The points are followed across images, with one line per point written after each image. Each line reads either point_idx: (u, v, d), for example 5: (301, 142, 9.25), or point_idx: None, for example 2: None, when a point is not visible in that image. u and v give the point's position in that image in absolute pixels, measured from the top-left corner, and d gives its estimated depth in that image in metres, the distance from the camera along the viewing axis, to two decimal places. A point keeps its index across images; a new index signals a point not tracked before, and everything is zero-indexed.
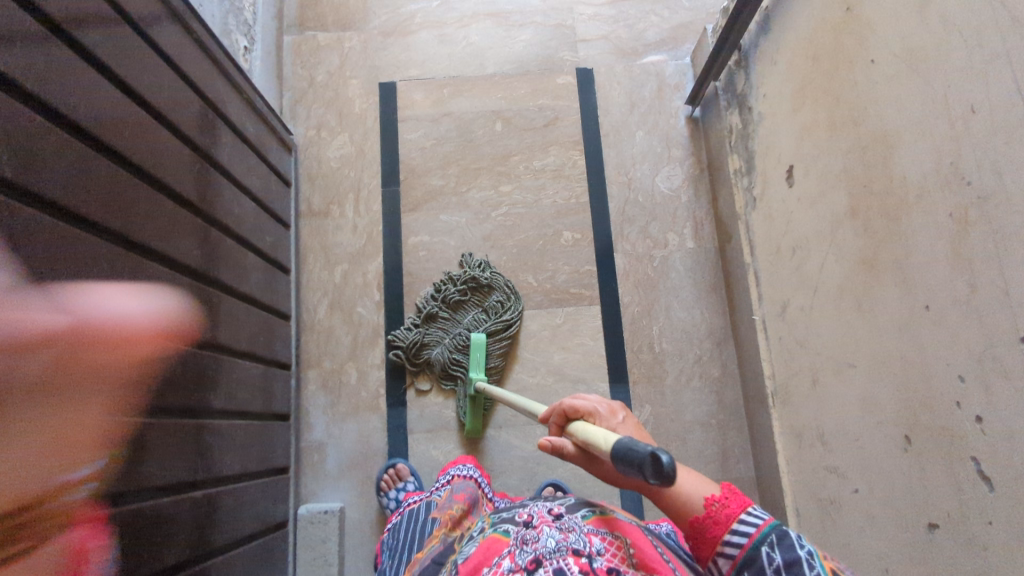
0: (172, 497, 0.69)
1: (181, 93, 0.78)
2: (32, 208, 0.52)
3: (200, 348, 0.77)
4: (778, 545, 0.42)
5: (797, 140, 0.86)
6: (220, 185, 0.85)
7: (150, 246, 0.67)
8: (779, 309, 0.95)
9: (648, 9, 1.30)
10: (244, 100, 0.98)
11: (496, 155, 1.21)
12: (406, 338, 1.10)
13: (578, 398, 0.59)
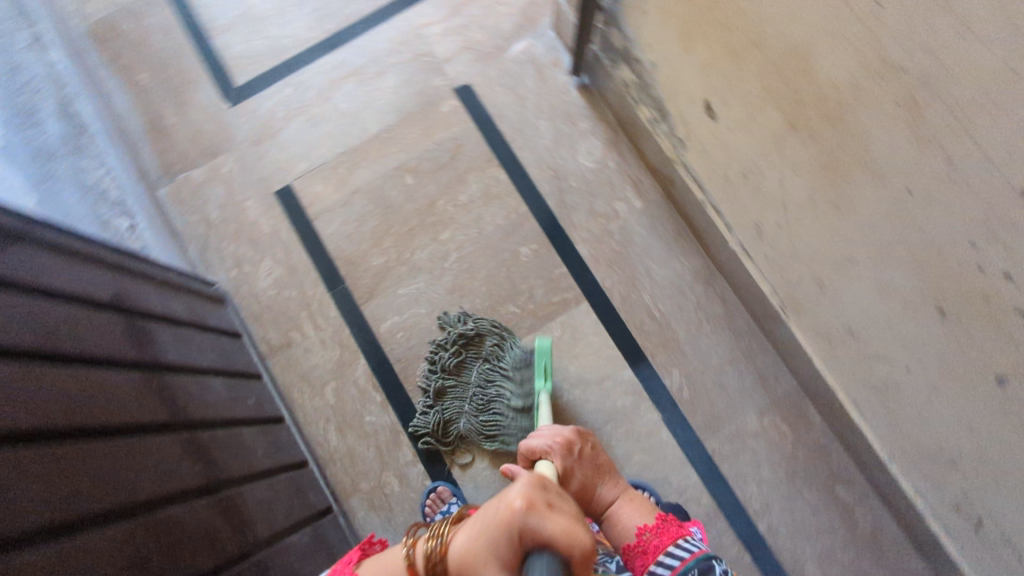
0: None
1: (111, 318, 0.71)
2: (35, 549, 0.45)
3: (250, 558, 0.72)
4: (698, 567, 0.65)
5: (701, 76, 0.85)
6: (185, 386, 0.78)
7: (154, 500, 0.61)
8: (753, 231, 0.95)
9: (491, 3, 1.27)
10: (162, 283, 0.91)
11: (421, 207, 1.18)
12: (427, 424, 1.05)
13: (541, 446, 0.78)
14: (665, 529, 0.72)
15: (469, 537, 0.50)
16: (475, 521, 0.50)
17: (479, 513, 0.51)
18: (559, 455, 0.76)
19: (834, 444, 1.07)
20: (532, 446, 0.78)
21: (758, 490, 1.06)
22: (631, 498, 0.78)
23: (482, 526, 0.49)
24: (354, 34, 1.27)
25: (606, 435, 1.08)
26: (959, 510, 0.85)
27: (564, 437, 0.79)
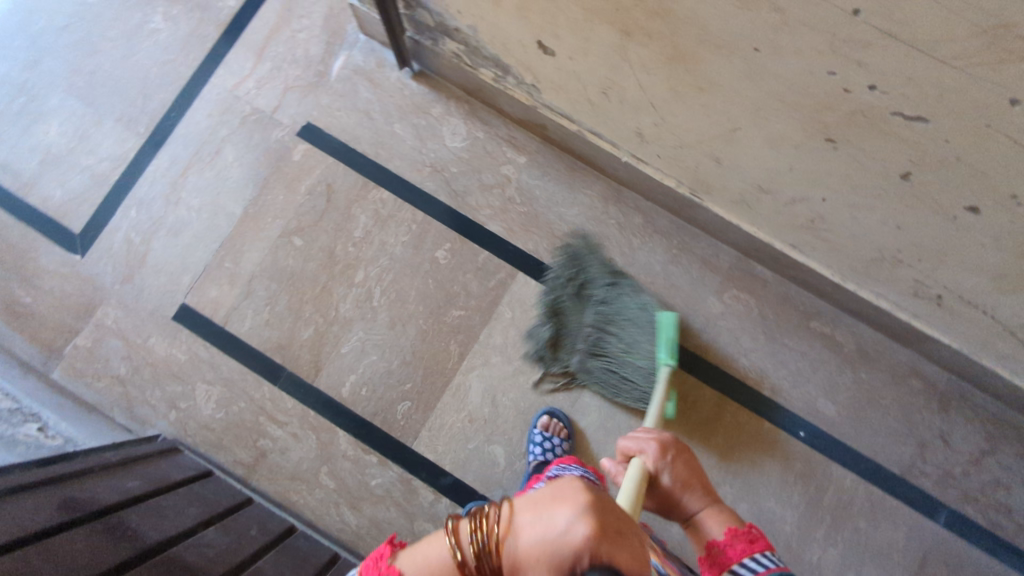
0: None
1: (69, 538, 0.65)
2: None
3: None
4: None
5: (522, 21, 0.83)
6: (183, 556, 0.73)
7: None
8: (637, 138, 0.95)
9: (290, 34, 1.20)
10: (105, 469, 0.83)
11: (323, 262, 1.12)
12: (546, 344, 1.08)
13: (644, 434, 0.71)
14: (746, 543, 0.64)
15: (528, 539, 0.44)
16: (535, 522, 0.44)
17: (538, 517, 0.44)
18: (652, 457, 0.68)
19: (795, 288, 1.11)
20: (629, 443, 0.71)
21: (750, 362, 1.09)
22: (718, 510, 0.69)
23: (541, 530, 0.43)
24: (170, 126, 1.18)
25: (598, 382, 1.09)
26: (920, 295, 0.90)
27: (663, 442, 0.69)
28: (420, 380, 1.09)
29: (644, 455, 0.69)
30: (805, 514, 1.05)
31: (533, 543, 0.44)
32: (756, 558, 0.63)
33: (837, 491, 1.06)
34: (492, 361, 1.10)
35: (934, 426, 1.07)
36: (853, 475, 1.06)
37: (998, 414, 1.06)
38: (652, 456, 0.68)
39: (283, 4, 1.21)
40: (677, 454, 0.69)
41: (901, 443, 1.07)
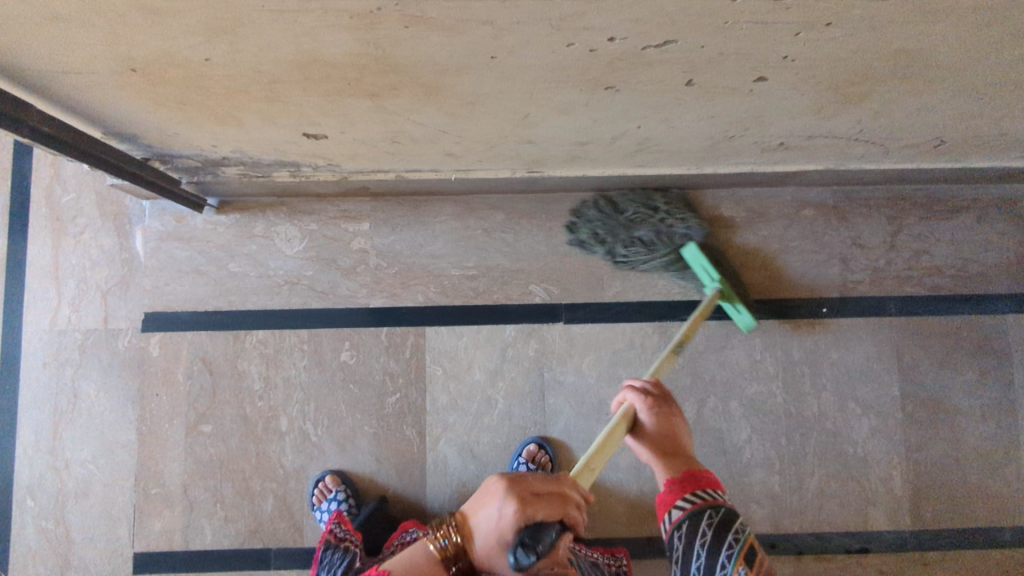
0: None
1: None
2: None
3: None
4: (717, 514, 0.66)
5: (274, 126, 0.77)
6: None
7: None
8: (450, 158, 0.92)
9: (73, 240, 1.10)
10: None
11: (241, 432, 1.06)
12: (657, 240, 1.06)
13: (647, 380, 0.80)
14: (691, 483, 0.70)
15: (484, 543, 0.51)
16: (484, 523, 0.51)
17: (484, 507, 0.53)
18: (638, 400, 0.76)
19: (668, 193, 1.11)
20: (617, 397, 0.78)
21: (668, 280, 1.09)
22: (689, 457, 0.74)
23: (487, 528, 0.51)
24: (11, 398, 1.06)
25: (552, 379, 1.07)
26: (768, 149, 0.91)
27: (649, 397, 0.77)
28: (399, 478, 1.05)
29: (631, 404, 0.76)
30: (787, 377, 1.08)
31: (487, 542, 0.51)
32: (711, 492, 0.69)
33: (802, 341, 1.08)
34: (450, 421, 1.06)
35: (844, 239, 1.10)
36: (807, 320, 1.09)
37: (887, 197, 1.11)
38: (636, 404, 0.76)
39: (47, 216, 1.10)
40: (665, 397, 0.78)
41: (827, 268, 1.10)
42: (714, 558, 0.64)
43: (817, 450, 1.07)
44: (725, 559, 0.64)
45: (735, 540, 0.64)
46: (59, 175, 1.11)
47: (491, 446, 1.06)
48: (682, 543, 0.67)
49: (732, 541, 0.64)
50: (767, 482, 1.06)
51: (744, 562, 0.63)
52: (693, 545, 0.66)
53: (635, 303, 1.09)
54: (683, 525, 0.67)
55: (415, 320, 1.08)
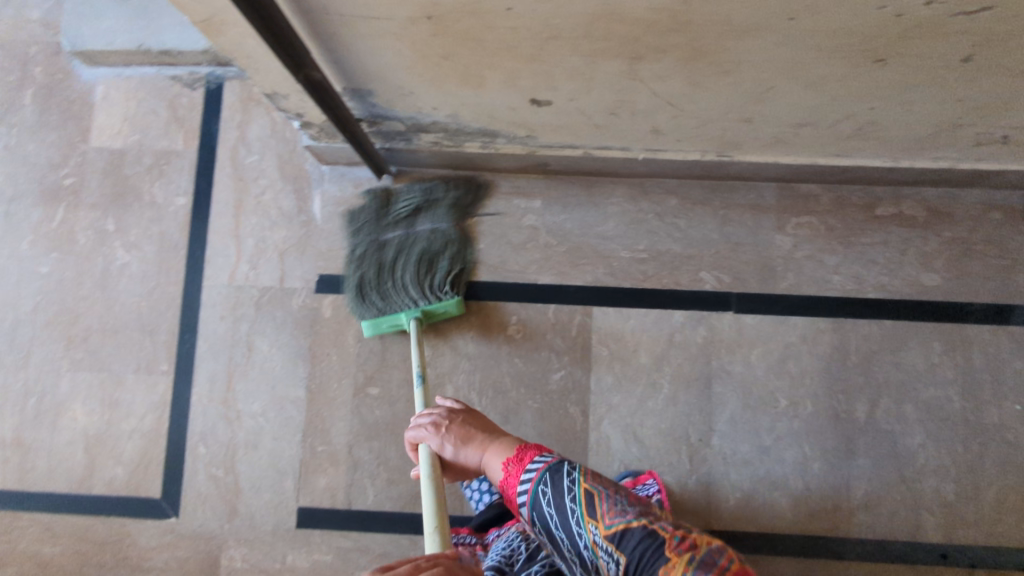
0: None
1: None
2: None
3: None
4: (552, 476, 0.68)
5: (511, 89, 0.79)
6: None
7: None
8: (652, 135, 0.92)
9: (254, 200, 1.14)
10: None
11: (407, 397, 1.07)
12: None
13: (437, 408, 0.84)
14: (524, 457, 0.73)
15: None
16: None
17: None
18: (432, 438, 0.79)
19: (846, 188, 1.08)
20: (413, 433, 0.81)
21: (844, 276, 1.07)
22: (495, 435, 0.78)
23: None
24: (190, 347, 1.10)
25: (720, 368, 1.06)
26: (983, 143, 0.89)
27: (438, 422, 0.80)
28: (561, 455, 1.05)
29: (427, 443, 0.79)
30: (966, 384, 1.04)
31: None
32: (538, 459, 0.72)
33: (984, 347, 1.05)
34: (613, 402, 1.06)
35: None
36: (989, 327, 1.05)
37: None
38: (432, 435, 0.78)
39: (232, 175, 1.14)
40: (461, 413, 0.82)
41: (1013, 275, 1.06)
42: (568, 529, 0.66)
43: (997, 461, 1.02)
44: (578, 526, 0.65)
45: (572, 485, 0.66)
46: (245, 137, 1.15)
47: (654, 430, 1.05)
48: (546, 532, 0.68)
49: (572, 499, 0.66)
50: (941, 490, 1.02)
51: (592, 518, 0.64)
52: (549, 526, 0.67)
53: (807, 296, 1.07)
54: (535, 515, 0.69)
55: (591, 300, 1.09)
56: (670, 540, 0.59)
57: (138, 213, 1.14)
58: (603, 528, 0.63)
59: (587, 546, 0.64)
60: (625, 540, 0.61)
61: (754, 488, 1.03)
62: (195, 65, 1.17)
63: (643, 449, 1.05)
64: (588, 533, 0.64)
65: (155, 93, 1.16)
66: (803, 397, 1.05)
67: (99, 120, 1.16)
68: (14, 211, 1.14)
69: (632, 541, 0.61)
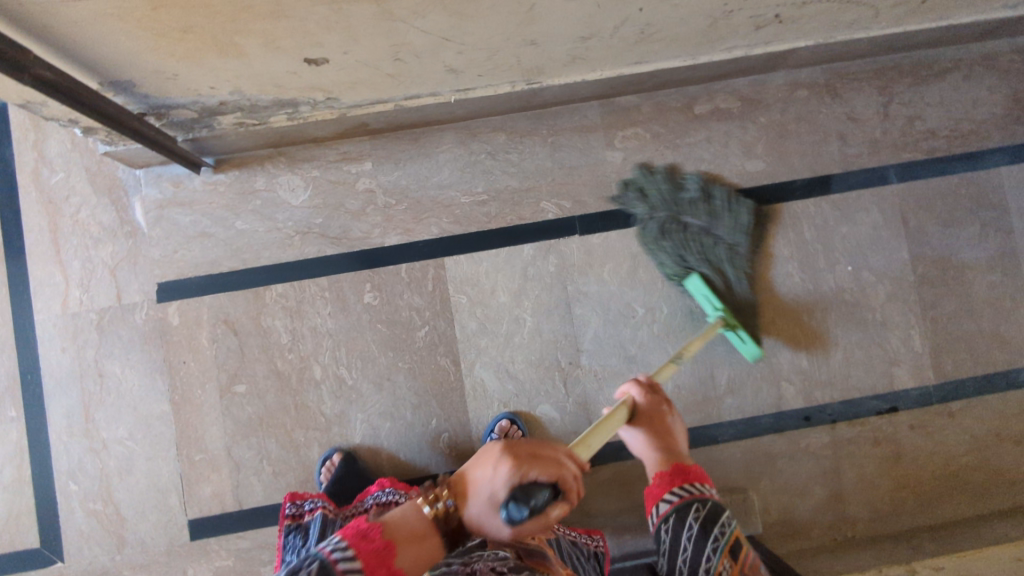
0: None
1: None
2: None
3: None
4: (705, 505, 0.75)
5: (277, 53, 0.76)
6: None
7: None
8: (450, 75, 0.91)
9: (70, 220, 1.07)
10: None
11: (276, 387, 1.05)
12: None
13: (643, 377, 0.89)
14: (679, 478, 0.78)
15: (486, 498, 0.56)
16: (483, 471, 0.57)
17: (479, 464, 0.58)
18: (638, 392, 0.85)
19: (663, 93, 1.11)
20: (628, 387, 0.86)
21: (676, 178, 1.11)
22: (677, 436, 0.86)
23: (489, 484, 0.56)
24: (36, 387, 1.04)
25: (577, 291, 1.08)
26: (762, 26, 0.92)
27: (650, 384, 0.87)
28: (441, 408, 1.06)
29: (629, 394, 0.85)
30: (802, 256, 1.11)
31: (492, 498, 0.55)
32: (696, 488, 0.77)
33: (812, 219, 1.11)
34: (482, 346, 1.07)
35: (839, 114, 1.12)
36: (813, 199, 1.11)
37: (875, 70, 1.13)
38: (641, 392, 0.84)
39: (40, 200, 1.07)
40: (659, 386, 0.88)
41: (826, 146, 1.12)
42: (689, 547, 0.73)
43: (839, 321, 1.10)
44: (711, 551, 0.72)
45: (722, 532, 0.73)
46: (44, 156, 1.07)
47: (526, 364, 1.07)
48: (671, 534, 0.75)
49: (705, 532, 0.73)
50: (795, 359, 1.09)
51: (730, 556, 0.71)
52: (679, 534, 0.74)
53: (646, 205, 1.10)
54: (670, 517, 0.76)
55: (442, 250, 1.08)
56: None
57: None
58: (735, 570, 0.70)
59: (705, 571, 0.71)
60: None
61: None
62: None
63: (519, 383, 1.07)
64: (713, 563, 0.71)
65: None
66: (658, 301, 1.09)
67: None
68: None
69: None
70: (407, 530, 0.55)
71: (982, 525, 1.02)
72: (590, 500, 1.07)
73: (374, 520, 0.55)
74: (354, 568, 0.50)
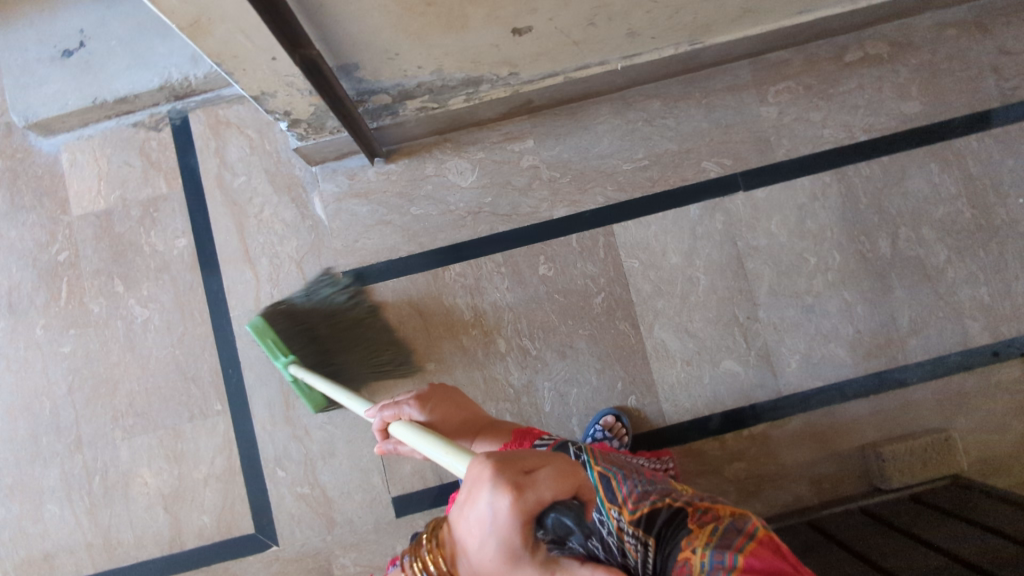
0: (1009, 506, 0.88)
1: None
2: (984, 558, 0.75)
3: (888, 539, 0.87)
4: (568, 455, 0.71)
5: (495, 22, 0.80)
6: None
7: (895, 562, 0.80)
8: (628, 39, 0.95)
9: (254, 220, 1.12)
10: None
11: (463, 362, 1.08)
12: None
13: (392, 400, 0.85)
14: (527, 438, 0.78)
15: (492, 547, 0.45)
16: (476, 522, 0.45)
17: (463, 511, 0.46)
18: (405, 406, 0.81)
19: (811, 45, 1.13)
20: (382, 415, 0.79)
21: (832, 127, 1.12)
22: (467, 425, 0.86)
23: (489, 531, 0.44)
24: (237, 380, 1.09)
25: (747, 246, 1.10)
26: None
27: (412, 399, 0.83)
28: (625, 371, 1.08)
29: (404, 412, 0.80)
30: (970, 192, 1.10)
31: (483, 559, 0.45)
32: (541, 440, 0.76)
33: (976, 154, 1.11)
34: (658, 307, 1.09)
35: (991, 48, 1.12)
36: (974, 135, 1.11)
37: None
38: (407, 402, 0.82)
39: (225, 203, 1.13)
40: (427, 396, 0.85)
41: (981, 81, 1.12)
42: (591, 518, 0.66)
43: (1017, 253, 1.09)
44: (601, 515, 0.65)
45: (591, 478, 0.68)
46: (226, 161, 1.13)
47: (704, 321, 1.09)
48: None
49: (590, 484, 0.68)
50: (976, 295, 1.08)
51: (615, 505, 0.65)
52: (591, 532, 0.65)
53: (805, 156, 1.11)
54: None
55: (610, 217, 1.11)
56: (694, 513, 0.58)
57: (143, 267, 1.12)
58: (629, 513, 0.63)
59: (614, 531, 0.63)
60: (652, 522, 0.60)
61: (810, 346, 1.08)
62: (153, 105, 1.14)
63: (699, 340, 1.08)
64: (611, 519, 0.64)
65: (123, 145, 1.14)
66: (829, 248, 1.09)
67: (75, 188, 1.13)
68: (16, 302, 1.11)
69: (658, 521, 0.60)
70: None
71: None
72: (782, 452, 1.07)
73: None
74: None
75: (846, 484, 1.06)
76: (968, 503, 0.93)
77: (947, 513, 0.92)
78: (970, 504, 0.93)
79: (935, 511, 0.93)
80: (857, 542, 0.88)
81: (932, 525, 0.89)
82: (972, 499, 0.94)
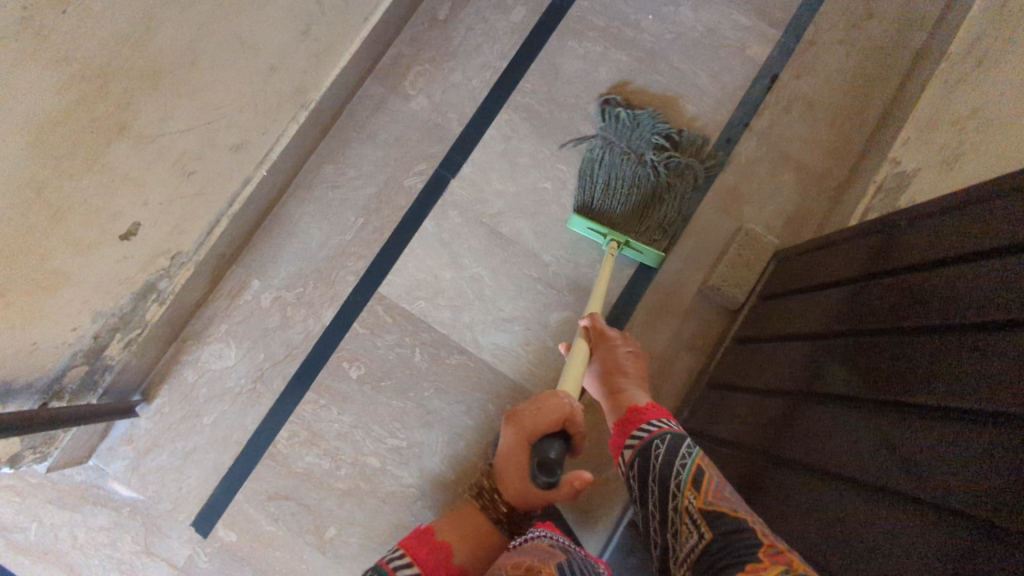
0: (835, 245, 0.90)
1: None
2: (853, 320, 0.74)
3: (786, 351, 0.86)
4: (661, 441, 0.76)
5: (98, 247, 0.75)
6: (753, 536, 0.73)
7: (807, 375, 0.77)
8: (244, 150, 0.92)
9: (75, 550, 1.01)
10: None
11: (355, 503, 1.03)
12: None
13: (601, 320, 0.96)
14: (639, 418, 0.82)
15: (513, 439, 0.84)
16: (523, 419, 0.84)
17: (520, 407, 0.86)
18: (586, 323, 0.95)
19: (407, 26, 1.14)
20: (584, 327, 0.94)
21: (477, 75, 1.14)
22: (635, 379, 0.90)
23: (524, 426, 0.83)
24: None
25: (493, 217, 1.11)
26: None
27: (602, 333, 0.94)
28: (486, 392, 1.07)
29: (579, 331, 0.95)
30: (613, 40, 1.16)
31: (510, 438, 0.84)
32: (653, 423, 0.80)
33: (593, 10, 1.17)
34: (468, 321, 1.08)
35: None
36: None
37: None
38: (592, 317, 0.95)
39: (36, 560, 1.01)
40: (603, 333, 0.94)
41: None
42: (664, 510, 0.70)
43: (681, 57, 1.16)
44: (677, 487, 0.69)
45: (683, 466, 0.71)
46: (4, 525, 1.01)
47: (511, 301, 1.09)
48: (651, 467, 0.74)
49: (681, 463, 0.71)
50: (680, 111, 1.15)
51: (693, 488, 0.67)
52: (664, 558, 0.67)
53: (476, 113, 1.14)
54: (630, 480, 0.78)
55: (372, 285, 1.09)
56: (766, 546, 0.56)
57: None
58: (700, 501, 0.65)
59: (689, 512, 0.66)
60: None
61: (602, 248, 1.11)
62: None
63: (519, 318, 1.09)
64: (687, 500, 0.67)
65: None
66: (552, 165, 1.12)
67: None
68: None
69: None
70: (450, 529, 0.86)
71: (908, 86, 1.10)
72: (651, 344, 1.10)
73: (426, 529, 0.86)
74: (405, 564, 0.78)
75: (713, 326, 1.11)
76: (809, 263, 0.95)
77: (802, 286, 0.93)
78: (811, 261, 0.95)
79: (775, 298, 1.00)
80: (769, 376, 0.86)
81: (782, 314, 0.94)
82: (811, 257, 0.96)
